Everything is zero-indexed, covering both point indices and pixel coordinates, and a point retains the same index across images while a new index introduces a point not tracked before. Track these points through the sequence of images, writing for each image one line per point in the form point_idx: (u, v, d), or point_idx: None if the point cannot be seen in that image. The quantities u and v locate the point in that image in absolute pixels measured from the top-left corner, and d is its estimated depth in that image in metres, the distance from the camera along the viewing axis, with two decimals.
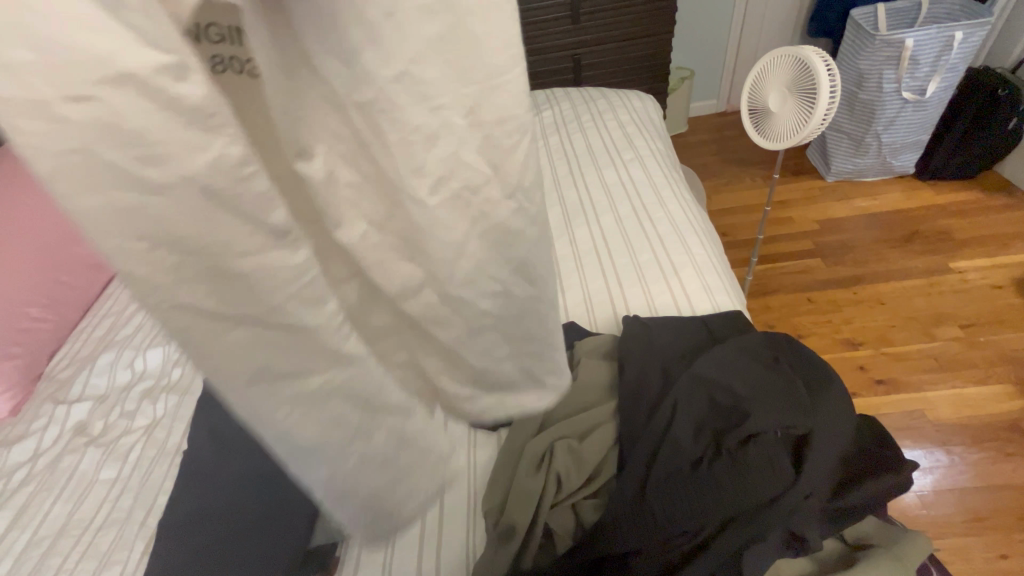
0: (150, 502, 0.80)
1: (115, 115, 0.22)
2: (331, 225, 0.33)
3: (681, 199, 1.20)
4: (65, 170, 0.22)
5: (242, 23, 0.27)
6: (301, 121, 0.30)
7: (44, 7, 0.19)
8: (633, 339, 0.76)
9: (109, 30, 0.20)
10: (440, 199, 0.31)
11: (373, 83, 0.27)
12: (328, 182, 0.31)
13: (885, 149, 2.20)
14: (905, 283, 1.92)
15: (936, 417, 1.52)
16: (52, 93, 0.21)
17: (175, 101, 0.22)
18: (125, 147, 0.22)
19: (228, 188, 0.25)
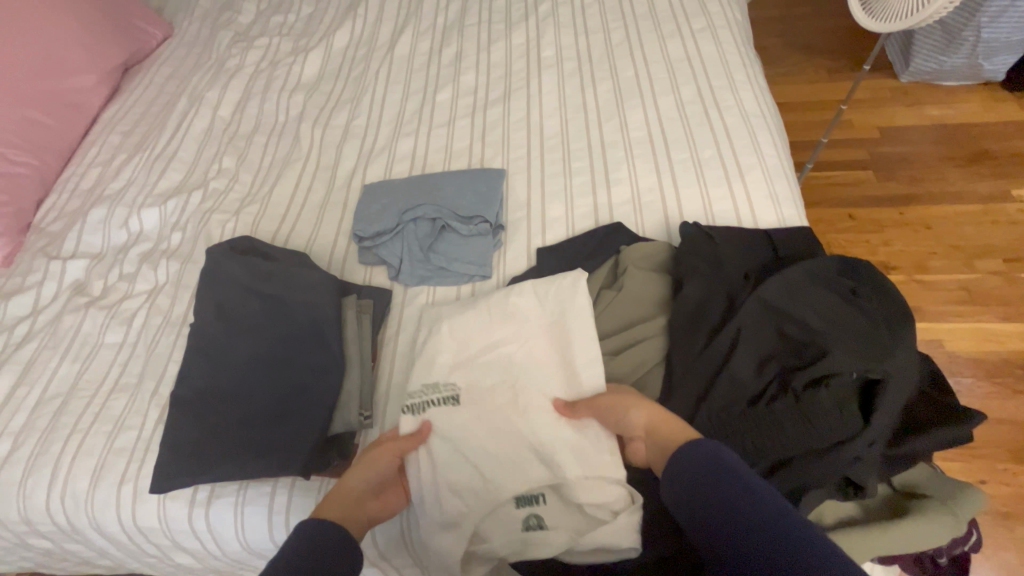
0: (160, 371, 0.77)
1: (451, 336, 0.66)
2: (461, 352, 0.66)
3: (757, 82, 1.00)
4: (434, 343, 0.66)
5: (490, 300, 0.68)
6: (482, 309, 0.68)
7: (456, 326, 0.67)
8: (694, 252, 0.66)
9: (458, 321, 0.67)
10: (537, 334, 0.65)
11: (521, 302, 0.67)
12: (477, 325, 0.67)
13: (981, 48, 1.94)
14: (959, 207, 1.78)
15: (953, 349, 1.49)
16: (446, 332, 0.67)
17: (458, 327, 0.67)
18: (448, 339, 0.66)
19: (451, 339, 0.66)
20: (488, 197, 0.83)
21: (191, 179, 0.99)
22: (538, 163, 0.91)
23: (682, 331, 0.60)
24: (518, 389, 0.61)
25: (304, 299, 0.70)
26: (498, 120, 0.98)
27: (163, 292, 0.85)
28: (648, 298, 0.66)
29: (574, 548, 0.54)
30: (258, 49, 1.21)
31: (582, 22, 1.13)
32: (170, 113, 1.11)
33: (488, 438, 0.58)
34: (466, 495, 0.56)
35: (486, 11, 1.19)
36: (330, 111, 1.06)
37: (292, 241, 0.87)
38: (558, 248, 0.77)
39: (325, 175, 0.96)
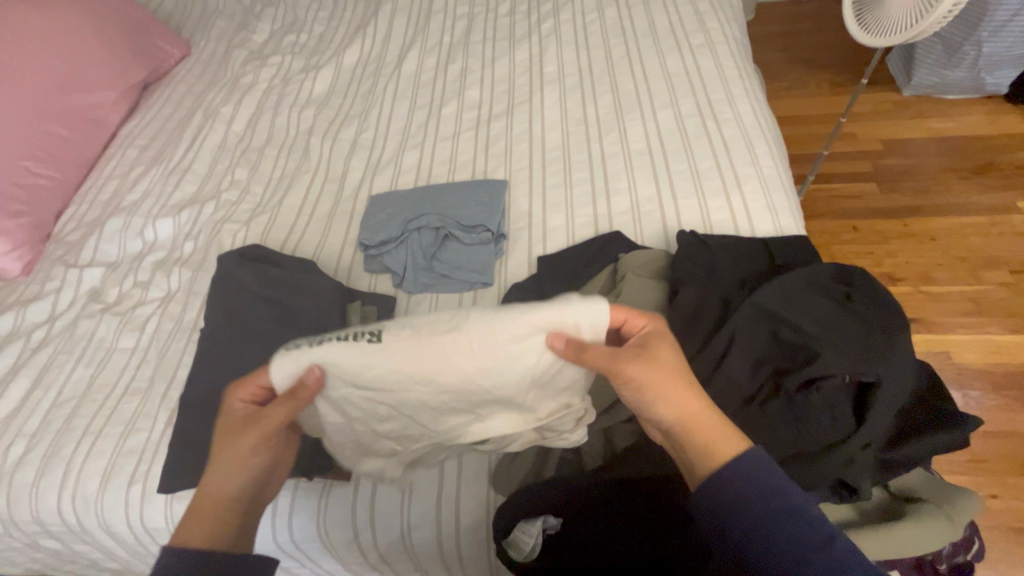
0: (169, 376, 0.79)
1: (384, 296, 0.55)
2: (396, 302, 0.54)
3: (755, 96, 1.02)
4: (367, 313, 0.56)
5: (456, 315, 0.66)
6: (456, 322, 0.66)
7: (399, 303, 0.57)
8: (691, 259, 0.68)
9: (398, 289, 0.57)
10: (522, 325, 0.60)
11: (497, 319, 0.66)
12: None
13: (982, 61, 1.96)
14: (964, 219, 1.78)
15: (960, 361, 1.48)
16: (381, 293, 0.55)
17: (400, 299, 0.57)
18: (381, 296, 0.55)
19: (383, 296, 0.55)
20: (491, 207, 0.85)
21: (204, 191, 1.03)
22: (540, 175, 0.93)
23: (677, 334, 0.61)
24: (468, 326, 0.50)
25: (310, 304, 0.72)
26: (501, 133, 1.01)
27: (175, 299, 0.88)
28: (646, 303, 0.67)
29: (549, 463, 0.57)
30: (272, 66, 1.25)
31: (584, 39, 1.16)
32: (185, 128, 1.15)
33: (432, 380, 0.50)
34: (409, 437, 0.55)
35: (490, 29, 1.23)
36: (339, 125, 1.09)
37: (300, 249, 0.89)
38: (559, 257, 0.79)
39: (332, 186, 0.99)
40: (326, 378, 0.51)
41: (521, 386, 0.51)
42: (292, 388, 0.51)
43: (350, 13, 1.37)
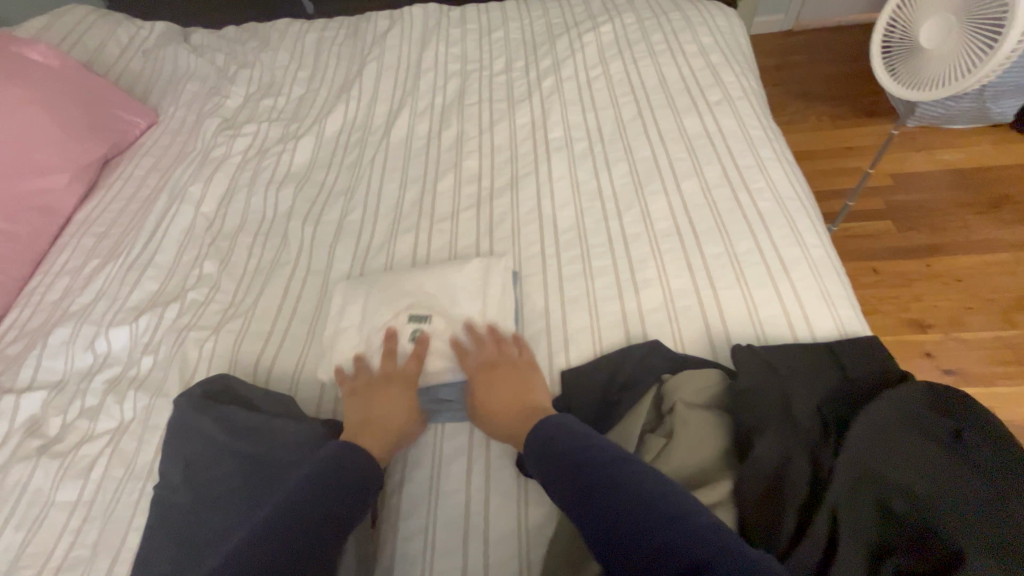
0: (118, 544, 0.64)
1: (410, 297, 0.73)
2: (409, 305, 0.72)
3: (785, 160, 0.92)
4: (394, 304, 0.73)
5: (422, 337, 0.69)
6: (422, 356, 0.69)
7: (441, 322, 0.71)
8: (754, 390, 0.55)
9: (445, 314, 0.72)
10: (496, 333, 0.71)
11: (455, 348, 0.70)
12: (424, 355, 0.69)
13: (988, 92, 1.90)
14: (988, 257, 1.69)
15: (1006, 416, 1.38)
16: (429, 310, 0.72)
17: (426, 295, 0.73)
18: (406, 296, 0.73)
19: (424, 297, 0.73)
20: (484, 297, 0.74)
21: (168, 289, 0.89)
22: (555, 263, 0.81)
23: (757, 517, 0.48)
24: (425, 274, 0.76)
25: (291, 460, 0.59)
26: (507, 211, 0.89)
27: (128, 433, 0.73)
28: (708, 449, 0.54)
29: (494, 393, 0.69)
30: (246, 136, 1.14)
31: (590, 97, 1.06)
32: (149, 211, 1.02)
33: (402, 286, 0.74)
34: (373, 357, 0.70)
35: (485, 89, 1.13)
36: (322, 205, 0.97)
37: (278, 367, 0.75)
38: (588, 373, 0.66)
39: (316, 281, 0.86)
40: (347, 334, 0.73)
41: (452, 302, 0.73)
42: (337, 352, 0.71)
43: (332, 72, 1.27)
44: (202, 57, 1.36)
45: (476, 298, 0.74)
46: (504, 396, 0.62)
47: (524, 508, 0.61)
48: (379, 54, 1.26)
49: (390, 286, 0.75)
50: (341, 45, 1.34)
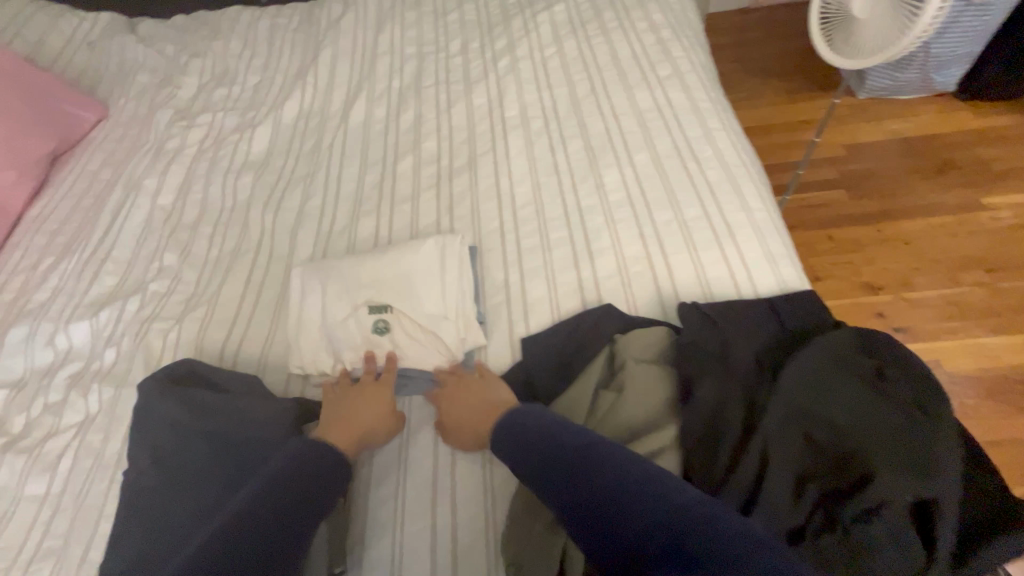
0: (90, 531, 0.64)
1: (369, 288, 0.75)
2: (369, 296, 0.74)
3: (732, 131, 0.96)
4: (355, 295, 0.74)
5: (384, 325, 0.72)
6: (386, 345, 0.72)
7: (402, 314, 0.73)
8: (697, 344, 0.59)
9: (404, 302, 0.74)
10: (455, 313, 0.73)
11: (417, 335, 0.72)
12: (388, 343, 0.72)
13: (931, 62, 1.98)
14: (934, 220, 1.78)
15: (952, 368, 1.47)
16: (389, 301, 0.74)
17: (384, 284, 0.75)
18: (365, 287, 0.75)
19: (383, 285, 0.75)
20: (443, 281, 0.74)
21: (127, 281, 0.89)
22: (513, 238, 0.83)
23: (697, 460, 0.51)
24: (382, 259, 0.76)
25: (259, 437, 0.60)
26: (466, 191, 0.90)
27: (95, 425, 0.73)
28: (655, 400, 0.57)
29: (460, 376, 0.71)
30: (201, 126, 1.12)
31: (545, 76, 1.08)
32: (103, 205, 1.00)
33: (360, 275, 0.75)
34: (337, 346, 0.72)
35: (442, 71, 1.13)
36: (282, 191, 0.97)
37: (244, 352, 0.76)
38: (547, 339, 0.69)
39: (279, 267, 0.86)
40: (312, 320, 0.74)
41: (410, 288, 0.74)
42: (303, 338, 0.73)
43: (287, 58, 1.25)
44: (151, 48, 1.33)
45: (434, 279, 0.74)
46: (473, 416, 0.63)
47: (490, 469, 0.63)
48: (334, 40, 1.25)
49: (347, 274, 0.76)
50: (295, 31, 1.32)
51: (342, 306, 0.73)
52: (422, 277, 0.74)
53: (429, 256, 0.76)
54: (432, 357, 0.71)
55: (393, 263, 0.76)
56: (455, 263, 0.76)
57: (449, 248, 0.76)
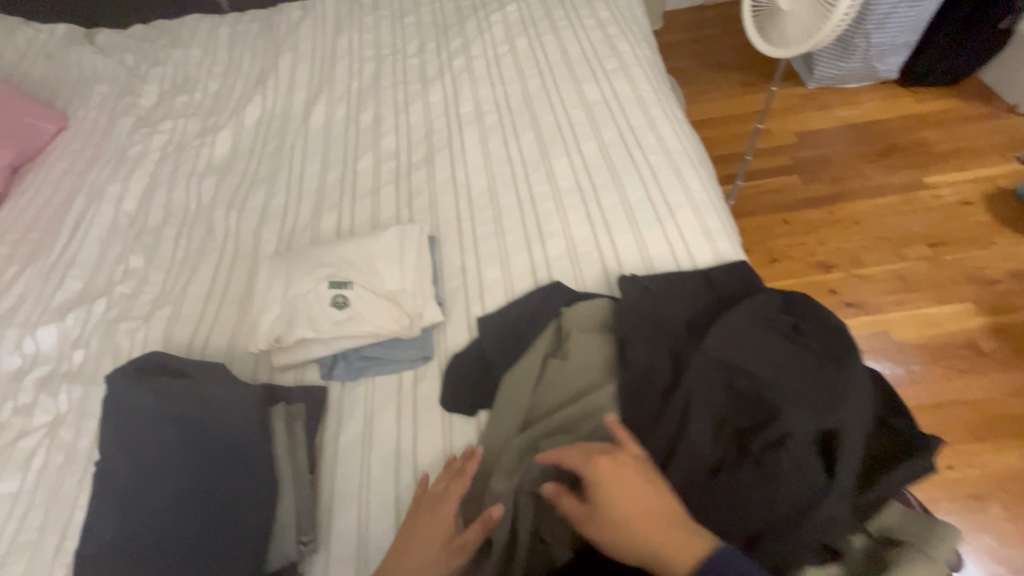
0: (65, 522, 0.66)
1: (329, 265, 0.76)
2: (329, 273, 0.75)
3: (674, 118, 1.02)
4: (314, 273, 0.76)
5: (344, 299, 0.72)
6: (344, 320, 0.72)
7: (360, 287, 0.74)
8: (632, 310, 0.64)
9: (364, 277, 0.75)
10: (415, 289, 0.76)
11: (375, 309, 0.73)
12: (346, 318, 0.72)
13: (873, 52, 2.09)
14: (880, 200, 1.88)
15: (899, 337, 1.56)
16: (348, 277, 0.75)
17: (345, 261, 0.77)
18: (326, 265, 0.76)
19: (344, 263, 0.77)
20: (401, 263, 0.77)
21: (94, 285, 0.90)
22: (469, 227, 0.87)
23: (629, 411, 0.57)
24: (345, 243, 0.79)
25: (223, 421, 0.63)
26: (423, 184, 0.95)
27: (66, 423, 0.75)
28: (597, 362, 0.62)
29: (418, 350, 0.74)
30: (163, 132, 1.14)
31: (498, 73, 1.13)
32: (66, 213, 1.02)
33: (323, 257, 0.78)
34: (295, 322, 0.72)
35: (400, 71, 1.17)
36: (245, 192, 1.00)
37: (212, 345, 0.79)
38: (500, 317, 0.73)
39: (244, 263, 0.89)
40: (270, 301, 0.75)
41: (370, 266, 0.76)
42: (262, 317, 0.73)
43: (247, 64, 1.28)
44: (110, 58, 1.34)
45: (395, 259, 0.77)
46: (644, 507, 0.47)
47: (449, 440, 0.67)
48: (293, 45, 1.28)
49: (310, 257, 0.78)
50: (255, 37, 1.34)
51: (302, 284, 0.74)
52: (382, 258, 0.77)
53: (389, 239, 0.79)
54: (390, 330, 0.72)
55: (355, 246, 0.79)
56: (414, 244, 0.79)
57: (409, 233, 0.80)
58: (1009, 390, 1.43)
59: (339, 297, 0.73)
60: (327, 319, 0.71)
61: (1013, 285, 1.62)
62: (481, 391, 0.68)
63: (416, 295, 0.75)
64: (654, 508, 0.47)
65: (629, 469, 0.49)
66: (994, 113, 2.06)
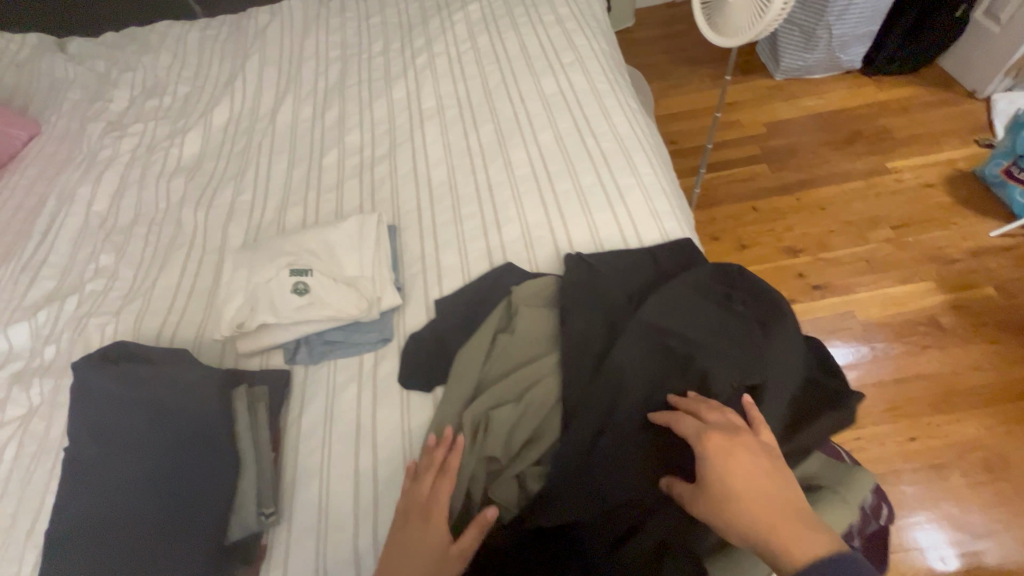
0: (36, 507, 0.69)
1: (291, 254, 0.79)
2: (290, 260, 0.78)
3: (628, 107, 1.06)
4: (277, 261, 0.79)
5: (305, 285, 0.75)
6: (305, 305, 0.75)
7: (320, 273, 0.77)
8: (576, 286, 0.68)
9: (325, 266, 0.78)
10: (374, 274, 0.79)
11: (335, 292, 0.76)
12: (307, 302, 0.75)
13: (835, 43, 2.15)
14: (845, 186, 1.93)
15: (864, 317, 1.60)
16: (311, 264, 0.78)
17: (307, 251, 0.80)
18: (288, 254, 0.79)
19: (305, 252, 0.80)
20: (360, 250, 0.80)
21: (66, 283, 0.93)
22: (429, 216, 0.91)
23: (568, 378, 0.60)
24: (306, 233, 0.82)
25: (188, 403, 0.65)
26: (385, 177, 0.98)
27: (38, 415, 0.77)
28: (543, 335, 0.66)
29: (379, 330, 0.77)
30: (133, 135, 1.16)
31: (460, 69, 1.16)
32: (38, 217, 1.04)
33: (285, 246, 0.81)
34: (257, 308, 0.74)
35: (365, 70, 1.20)
36: (213, 190, 1.02)
37: (179, 335, 0.81)
38: (456, 299, 0.77)
39: (212, 258, 0.92)
40: (234, 291, 0.77)
41: (331, 255, 0.80)
42: (227, 306, 0.76)
43: (216, 67, 1.30)
44: (80, 64, 1.36)
45: (355, 247, 0.80)
46: (753, 486, 0.43)
47: (407, 416, 0.70)
48: (261, 48, 1.31)
49: (272, 248, 0.81)
50: (224, 41, 1.37)
51: (264, 272, 0.77)
52: (342, 246, 0.81)
53: (349, 229, 0.82)
54: (350, 313, 0.75)
55: (316, 236, 0.82)
56: (373, 232, 0.82)
57: (367, 223, 0.83)
58: (969, 363, 1.49)
59: (299, 283, 0.75)
60: (289, 304, 0.74)
61: (973, 264, 1.67)
62: (436, 369, 0.72)
63: (375, 280, 0.78)
64: (769, 492, 0.43)
65: (742, 448, 0.46)
66: (954, 99, 2.12)
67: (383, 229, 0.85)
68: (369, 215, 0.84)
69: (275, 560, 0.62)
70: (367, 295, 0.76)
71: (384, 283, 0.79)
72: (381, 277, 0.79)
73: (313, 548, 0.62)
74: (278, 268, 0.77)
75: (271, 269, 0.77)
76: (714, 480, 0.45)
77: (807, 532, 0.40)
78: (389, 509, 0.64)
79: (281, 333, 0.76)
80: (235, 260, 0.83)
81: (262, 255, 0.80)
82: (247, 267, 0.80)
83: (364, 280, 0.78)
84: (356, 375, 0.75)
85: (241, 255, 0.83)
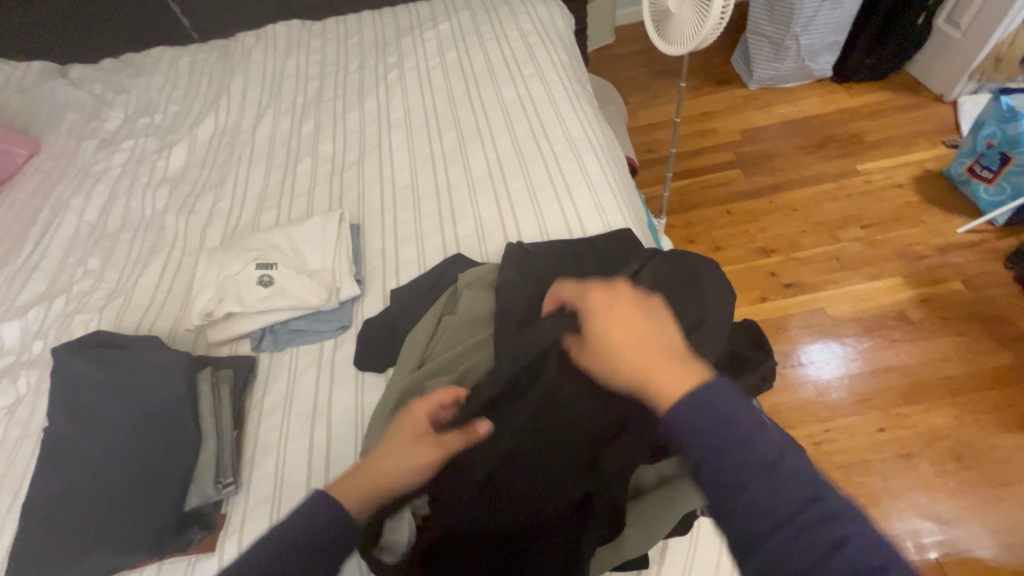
0: (17, 485, 0.74)
1: (259, 250, 0.86)
2: (257, 256, 0.85)
3: (582, 113, 1.12)
4: (246, 257, 0.85)
5: (270, 277, 0.82)
6: (269, 296, 0.81)
7: (284, 268, 0.83)
8: (514, 272, 0.74)
9: (290, 261, 0.85)
10: (335, 266, 0.85)
11: (297, 283, 0.82)
12: (271, 294, 0.81)
13: (804, 52, 2.22)
14: (817, 188, 1.99)
15: (834, 312, 1.64)
16: (276, 259, 0.85)
17: (275, 248, 0.87)
18: (256, 250, 0.86)
19: (272, 249, 0.87)
20: (323, 245, 0.87)
21: (56, 285, 0.99)
22: (391, 215, 0.97)
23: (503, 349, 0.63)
24: (274, 231, 0.89)
25: (155, 384, 0.71)
26: (354, 181, 1.05)
27: (24, 403, 0.83)
28: (482, 316, 0.71)
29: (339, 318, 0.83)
30: (125, 151, 1.25)
31: (428, 82, 1.24)
32: (33, 227, 1.11)
33: (254, 244, 0.88)
34: (225, 299, 0.81)
35: (341, 86, 1.29)
36: (195, 198, 1.10)
37: (157, 327, 0.88)
38: (409, 287, 0.82)
39: (191, 258, 0.98)
40: (206, 284, 0.84)
41: (297, 250, 0.87)
42: (199, 298, 0.82)
43: (205, 87, 1.39)
44: (79, 88, 1.46)
45: (318, 243, 0.87)
46: (631, 329, 0.47)
47: (361, 395, 0.75)
48: (246, 68, 1.40)
49: (243, 245, 0.88)
50: (213, 63, 1.46)
51: (233, 267, 0.84)
52: (307, 242, 0.87)
53: (314, 227, 0.89)
54: (311, 302, 0.81)
55: (284, 234, 0.89)
56: (336, 229, 0.89)
57: (330, 221, 0.90)
58: (937, 355, 1.51)
59: (265, 275, 0.82)
60: (255, 294, 0.81)
61: (941, 259, 1.71)
62: (388, 351, 0.77)
63: (335, 273, 0.84)
64: (645, 332, 0.47)
65: (624, 300, 0.50)
66: (922, 103, 2.18)
67: (346, 228, 0.91)
68: (332, 214, 0.91)
69: (233, 526, 0.66)
70: (327, 285, 0.82)
71: (344, 275, 0.85)
72: (342, 270, 0.85)
73: (268, 514, 0.67)
74: (246, 263, 0.84)
75: (240, 264, 0.84)
76: (602, 336, 0.49)
77: (675, 360, 0.43)
78: (338, 478, 0.68)
79: (247, 323, 0.81)
80: (208, 258, 0.89)
81: (233, 252, 0.87)
82: (218, 262, 0.86)
83: (325, 273, 0.84)
84: (317, 359, 0.80)
85: (214, 253, 0.90)
